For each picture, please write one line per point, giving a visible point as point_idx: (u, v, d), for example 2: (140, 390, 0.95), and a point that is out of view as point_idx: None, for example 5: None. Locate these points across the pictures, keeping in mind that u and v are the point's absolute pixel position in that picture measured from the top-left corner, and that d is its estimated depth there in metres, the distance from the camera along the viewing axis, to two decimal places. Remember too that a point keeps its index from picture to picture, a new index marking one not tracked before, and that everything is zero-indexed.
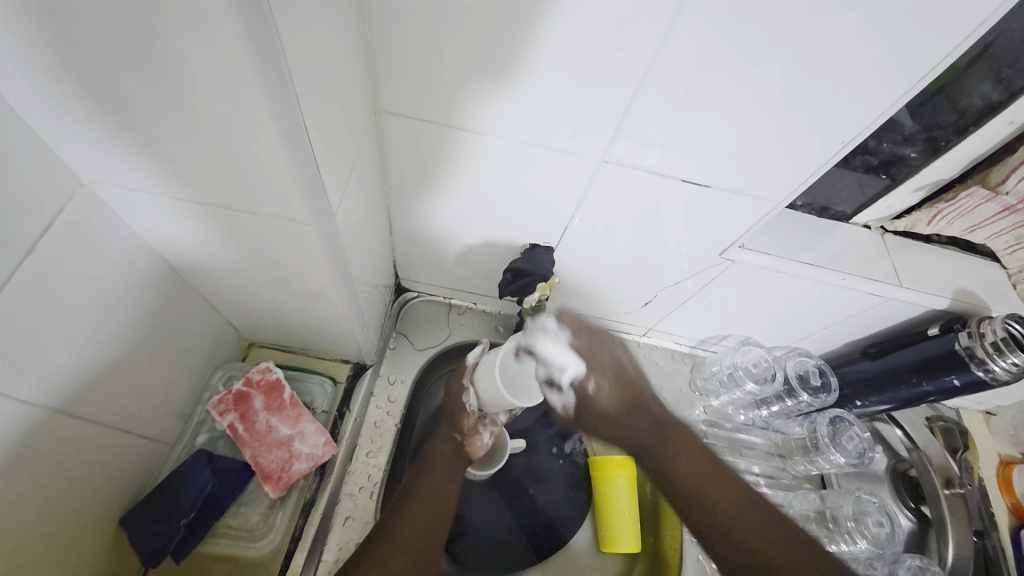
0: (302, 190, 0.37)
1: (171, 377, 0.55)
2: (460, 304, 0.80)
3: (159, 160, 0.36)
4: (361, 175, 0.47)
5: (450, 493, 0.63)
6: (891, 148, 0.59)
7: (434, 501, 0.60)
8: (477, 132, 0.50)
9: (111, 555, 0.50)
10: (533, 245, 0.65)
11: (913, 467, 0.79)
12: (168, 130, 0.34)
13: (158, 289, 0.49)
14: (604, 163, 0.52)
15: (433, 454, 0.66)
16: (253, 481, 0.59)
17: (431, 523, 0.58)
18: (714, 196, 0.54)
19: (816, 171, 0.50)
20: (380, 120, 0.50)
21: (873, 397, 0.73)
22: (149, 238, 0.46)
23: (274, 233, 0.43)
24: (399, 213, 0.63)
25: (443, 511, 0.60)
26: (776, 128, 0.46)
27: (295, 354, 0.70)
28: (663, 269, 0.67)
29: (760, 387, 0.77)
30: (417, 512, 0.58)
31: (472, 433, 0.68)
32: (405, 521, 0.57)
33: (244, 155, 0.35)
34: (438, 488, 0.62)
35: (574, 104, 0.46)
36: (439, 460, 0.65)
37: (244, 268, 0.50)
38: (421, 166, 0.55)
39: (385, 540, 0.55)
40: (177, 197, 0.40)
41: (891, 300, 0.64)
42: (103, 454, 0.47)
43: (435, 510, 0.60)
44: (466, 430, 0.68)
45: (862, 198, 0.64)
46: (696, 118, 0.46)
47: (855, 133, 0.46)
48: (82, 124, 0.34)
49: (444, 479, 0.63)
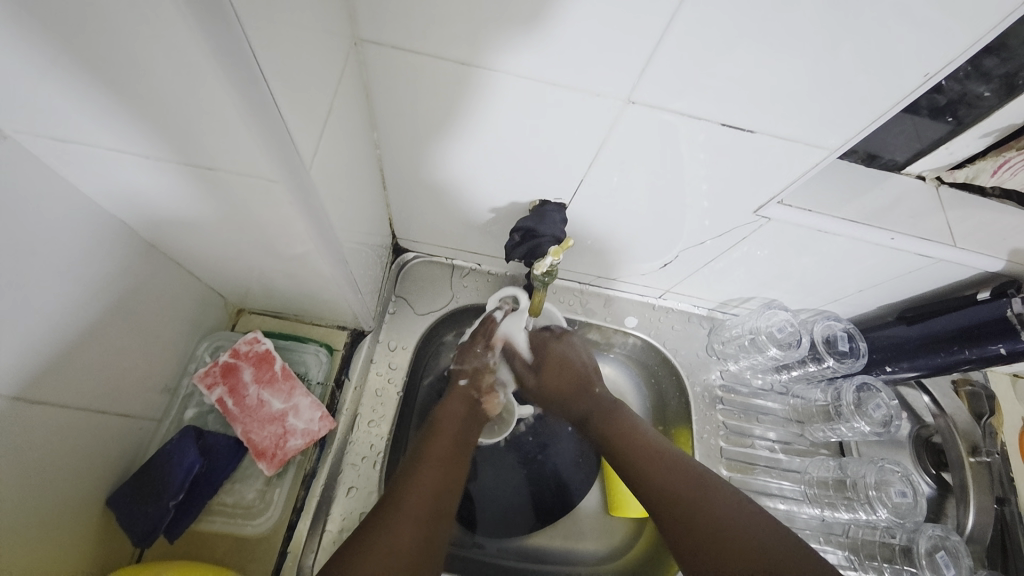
0: (262, 141, 0.31)
1: (149, 351, 0.51)
2: (464, 265, 0.75)
3: (86, 105, 0.30)
4: (339, 119, 0.40)
5: (460, 460, 0.60)
6: (962, 85, 0.48)
7: (445, 467, 0.57)
8: (475, 67, 0.42)
9: (102, 535, 0.48)
10: (544, 202, 0.59)
11: (937, 434, 0.76)
12: (89, 64, 0.27)
13: (120, 257, 0.44)
14: (629, 103, 0.44)
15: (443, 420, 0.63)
16: (247, 457, 0.57)
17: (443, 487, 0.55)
18: (754, 143, 0.47)
19: (884, 113, 0.42)
20: (361, 51, 0.42)
21: (904, 363, 0.68)
22: (99, 197, 0.40)
23: (239, 192, 0.37)
24: (392, 163, 0.56)
25: (453, 476, 0.57)
26: (839, 57, 0.38)
27: (288, 321, 0.66)
28: (685, 227, 0.61)
29: (784, 353, 0.73)
30: (427, 479, 0.54)
31: (487, 391, 0.70)
32: (413, 488, 0.53)
33: (186, 98, 0.28)
34: (447, 452, 0.59)
35: (594, 31, 0.38)
36: (450, 420, 0.63)
37: (215, 230, 0.44)
38: (414, 110, 0.48)
39: (395, 506, 0.50)
40: (119, 151, 0.34)
41: (941, 262, 0.58)
42: (79, 435, 0.44)
43: (446, 476, 0.56)
44: (482, 389, 0.70)
45: (919, 145, 0.55)
46: (739, 47, 0.38)
47: (943, 64, 0.37)
48: None
49: (452, 446, 0.60)
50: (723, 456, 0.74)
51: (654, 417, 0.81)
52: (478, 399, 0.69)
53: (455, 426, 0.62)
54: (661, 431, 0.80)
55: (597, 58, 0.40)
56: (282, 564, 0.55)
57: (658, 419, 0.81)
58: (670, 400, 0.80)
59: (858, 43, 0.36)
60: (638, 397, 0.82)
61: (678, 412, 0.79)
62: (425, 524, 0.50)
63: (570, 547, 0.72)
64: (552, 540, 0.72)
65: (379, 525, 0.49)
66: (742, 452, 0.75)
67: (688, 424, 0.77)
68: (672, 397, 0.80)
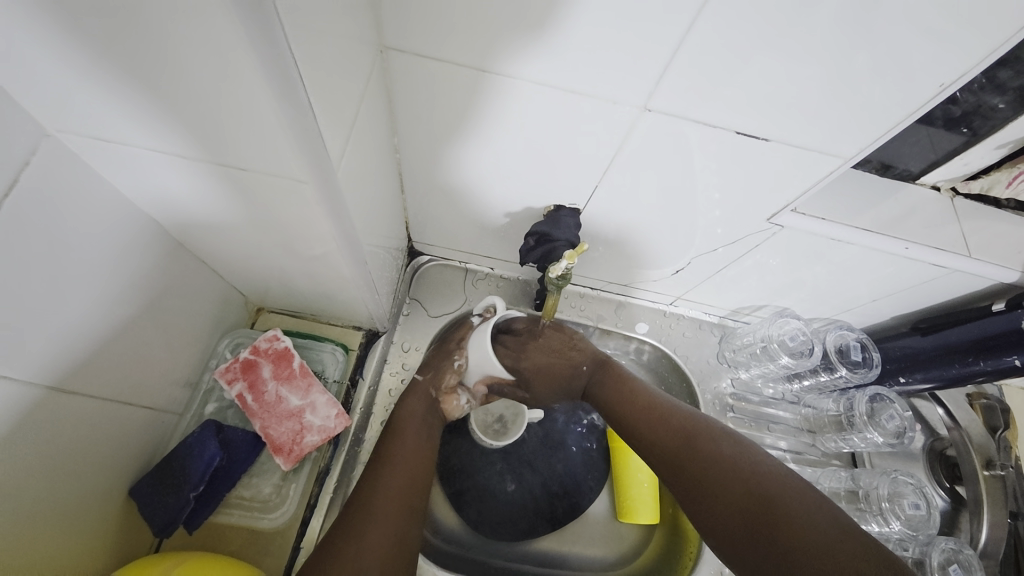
0: (295, 142, 0.32)
1: (173, 346, 0.53)
2: (478, 269, 0.76)
3: (129, 106, 0.32)
4: (365, 122, 0.41)
5: (425, 457, 0.59)
6: (976, 97, 0.48)
7: (410, 468, 0.56)
8: (496, 73, 0.43)
9: (124, 525, 0.50)
10: (558, 207, 0.60)
11: (951, 447, 0.75)
12: (137, 68, 0.29)
13: (150, 254, 0.46)
14: (645, 111, 0.45)
15: (403, 416, 0.61)
16: (263, 452, 0.58)
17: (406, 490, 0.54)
18: (768, 151, 0.47)
19: (899, 122, 0.42)
20: (386, 59, 0.43)
21: (918, 374, 0.68)
22: (134, 196, 0.42)
23: (268, 193, 0.38)
24: (411, 168, 0.57)
25: (421, 473, 0.57)
26: (853, 68, 0.38)
27: (305, 320, 0.67)
28: (697, 234, 0.61)
29: (796, 362, 0.73)
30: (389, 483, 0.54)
31: (447, 392, 0.64)
32: (376, 496, 0.53)
33: (225, 99, 0.30)
34: (412, 451, 0.58)
35: (611, 37, 0.39)
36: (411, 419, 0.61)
37: (241, 229, 0.46)
38: (435, 115, 0.49)
39: (362, 516, 0.51)
40: (156, 151, 0.36)
41: (955, 272, 0.58)
42: (105, 425, 0.46)
43: (409, 479, 0.55)
44: (443, 387, 0.64)
45: (934, 156, 0.55)
46: (753, 56, 0.39)
47: (959, 74, 0.37)
48: (34, 62, 0.29)
49: (418, 444, 0.59)
50: None
51: None
52: (436, 398, 0.64)
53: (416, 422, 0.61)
54: None
55: (615, 67, 0.41)
56: (295, 557, 0.56)
57: None
58: None
59: (873, 54, 0.37)
60: None
61: None
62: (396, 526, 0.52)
63: (576, 551, 0.72)
64: (560, 544, 0.72)
65: (349, 535, 0.49)
66: None
67: None
68: (682, 403, 0.80)
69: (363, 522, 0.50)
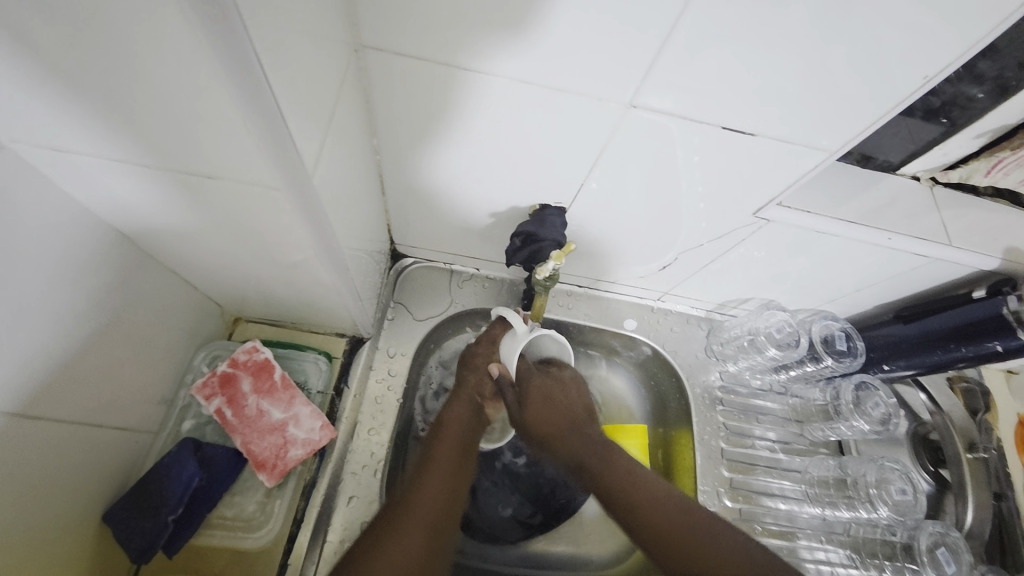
0: (266, 148, 0.30)
1: (146, 363, 0.51)
2: (463, 270, 0.74)
3: (81, 113, 0.29)
4: (341, 125, 0.39)
5: (466, 468, 0.58)
6: (955, 87, 0.49)
7: (450, 476, 0.55)
8: (478, 71, 0.42)
9: (97, 553, 0.47)
10: (543, 206, 0.58)
11: (934, 431, 0.76)
12: (82, 73, 0.26)
13: (115, 266, 0.43)
14: (631, 107, 0.44)
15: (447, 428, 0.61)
16: (246, 469, 0.56)
17: (442, 505, 0.52)
18: (756, 145, 0.47)
19: (884, 114, 0.42)
20: (362, 56, 0.42)
21: (901, 362, 0.69)
22: (93, 206, 0.39)
23: (239, 200, 0.36)
24: (391, 168, 0.56)
25: (459, 483, 0.56)
26: (836, 62, 0.38)
27: (286, 329, 0.65)
28: (682, 230, 0.61)
29: (783, 353, 0.73)
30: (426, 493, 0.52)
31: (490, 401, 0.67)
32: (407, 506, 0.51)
33: (184, 102, 0.27)
34: (449, 462, 0.57)
35: (594, 33, 0.37)
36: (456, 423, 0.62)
37: (211, 237, 0.43)
38: (414, 114, 0.47)
39: (398, 520, 0.49)
40: (113, 159, 0.33)
41: (937, 260, 0.58)
42: (74, 451, 0.43)
43: (450, 487, 0.54)
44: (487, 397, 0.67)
45: (913, 146, 0.56)
46: (739, 54, 0.38)
47: (942, 67, 0.37)
48: None
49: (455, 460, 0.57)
50: (724, 458, 0.74)
51: (654, 419, 0.81)
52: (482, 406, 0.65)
53: (460, 431, 0.61)
54: (662, 433, 0.79)
55: (598, 64, 0.40)
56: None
57: (658, 420, 0.81)
58: (671, 402, 0.80)
59: (858, 49, 0.37)
60: (638, 401, 0.82)
61: (678, 414, 0.79)
62: (429, 531, 0.49)
63: (577, 551, 0.71)
64: (554, 544, 0.71)
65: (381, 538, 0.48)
66: (742, 453, 0.75)
67: (689, 426, 0.77)
68: (672, 398, 0.80)
69: (388, 535, 0.48)
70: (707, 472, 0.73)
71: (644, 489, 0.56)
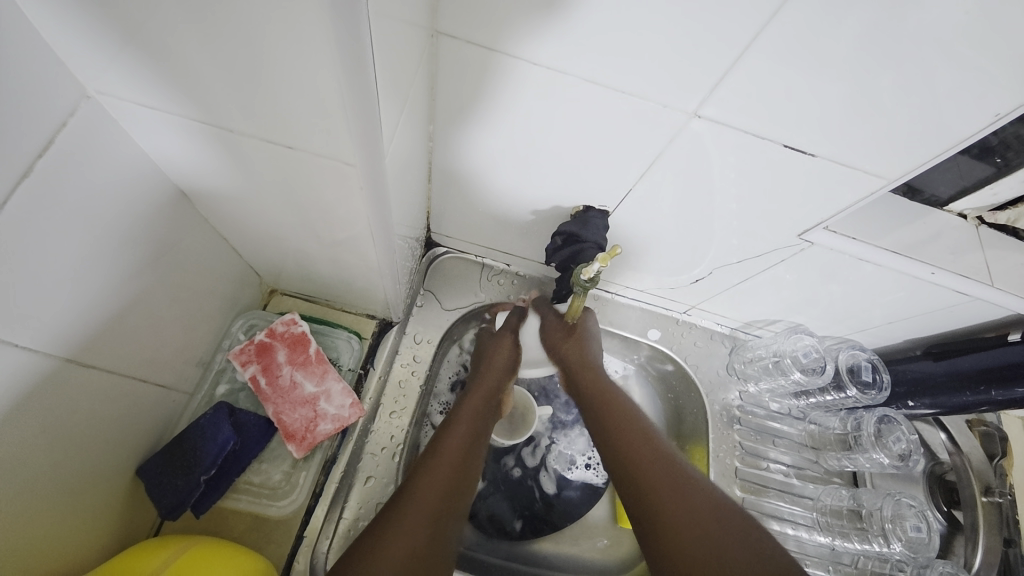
0: (353, 125, 0.31)
1: (190, 325, 0.52)
2: (494, 265, 0.75)
3: (180, 72, 0.31)
4: (412, 108, 0.40)
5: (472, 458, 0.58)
6: (1014, 128, 0.47)
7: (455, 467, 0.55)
8: (549, 68, 0.42)
9: (126, 504, 0.49)
10: (587, 208, 0.59)
11: (952, 472, 0.76)
12: (189, 31, 0.28)
13: (173, 224, 0.45)
14: (693, 118, 0.44)
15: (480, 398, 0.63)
16: (275, 438, 0.57)
17: (458, 478, 0.54)
18: (813, 167, 0.46)
19: (947, 149, 0.41)
20: (436, 44, 0.42)
21: (926, 399, 0.68)
22: (165, 165, 0.41)
23: (311, 173, 0.37)
24: (442, 156, 0.56)
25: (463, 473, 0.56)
26: (900, 89, 0.38)
27: (320, 306, 0.67)
28: (717, 245, 0.61)
29: (807, 378, 0.73)
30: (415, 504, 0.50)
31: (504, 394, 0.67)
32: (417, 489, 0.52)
33: (284, 71, 0.28)
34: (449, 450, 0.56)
35: (661, 40, 0.38)
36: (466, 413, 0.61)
37: (267, 206, 0.45)
38: (477, 104, 0.48)
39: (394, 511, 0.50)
40: (197, 119, 0.35)
41: (976, 299, 0.58)
42: (116, 402, 0.44)
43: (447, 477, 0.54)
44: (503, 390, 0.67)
45: (964, 182, 0.55)
46: (805, 72, 0.38)
47: (1016, 105, 0.37)
48: (96, 25, 0.28)
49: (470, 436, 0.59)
50: (737, 476, 0.74)
51: (669, 433, 0.80)
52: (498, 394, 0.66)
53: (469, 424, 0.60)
54: (675, 446, 0.79)
55: (663, 68, 0.40)
56: (298, 546, 0.55)
57: (672, 433, 0.80)
58: (687, 415, 0.80)
59: (913, 83, 0.37)
60: (653, 412, 0.81)
61: (694, 427, 0.78)
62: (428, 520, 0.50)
63: (576, 553, 0.71)
64: (559, 545, 0.71)
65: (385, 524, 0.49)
66: (755, 473, 0.75)
67: (704, 442, 0.77)
68: (689, 412, 0.80)
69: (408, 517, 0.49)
70: (719, 489, 0.73)
71: (658, 475, 0.55)
